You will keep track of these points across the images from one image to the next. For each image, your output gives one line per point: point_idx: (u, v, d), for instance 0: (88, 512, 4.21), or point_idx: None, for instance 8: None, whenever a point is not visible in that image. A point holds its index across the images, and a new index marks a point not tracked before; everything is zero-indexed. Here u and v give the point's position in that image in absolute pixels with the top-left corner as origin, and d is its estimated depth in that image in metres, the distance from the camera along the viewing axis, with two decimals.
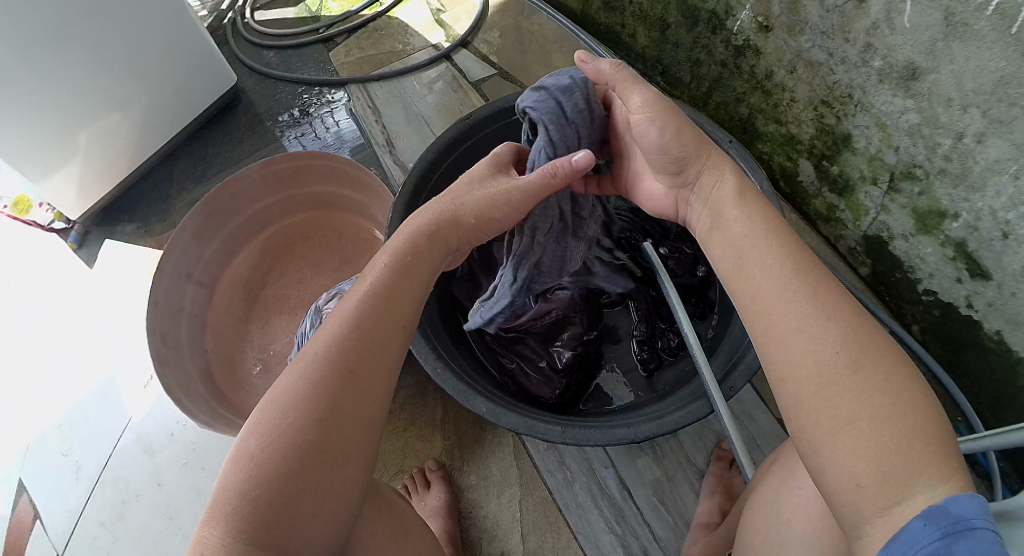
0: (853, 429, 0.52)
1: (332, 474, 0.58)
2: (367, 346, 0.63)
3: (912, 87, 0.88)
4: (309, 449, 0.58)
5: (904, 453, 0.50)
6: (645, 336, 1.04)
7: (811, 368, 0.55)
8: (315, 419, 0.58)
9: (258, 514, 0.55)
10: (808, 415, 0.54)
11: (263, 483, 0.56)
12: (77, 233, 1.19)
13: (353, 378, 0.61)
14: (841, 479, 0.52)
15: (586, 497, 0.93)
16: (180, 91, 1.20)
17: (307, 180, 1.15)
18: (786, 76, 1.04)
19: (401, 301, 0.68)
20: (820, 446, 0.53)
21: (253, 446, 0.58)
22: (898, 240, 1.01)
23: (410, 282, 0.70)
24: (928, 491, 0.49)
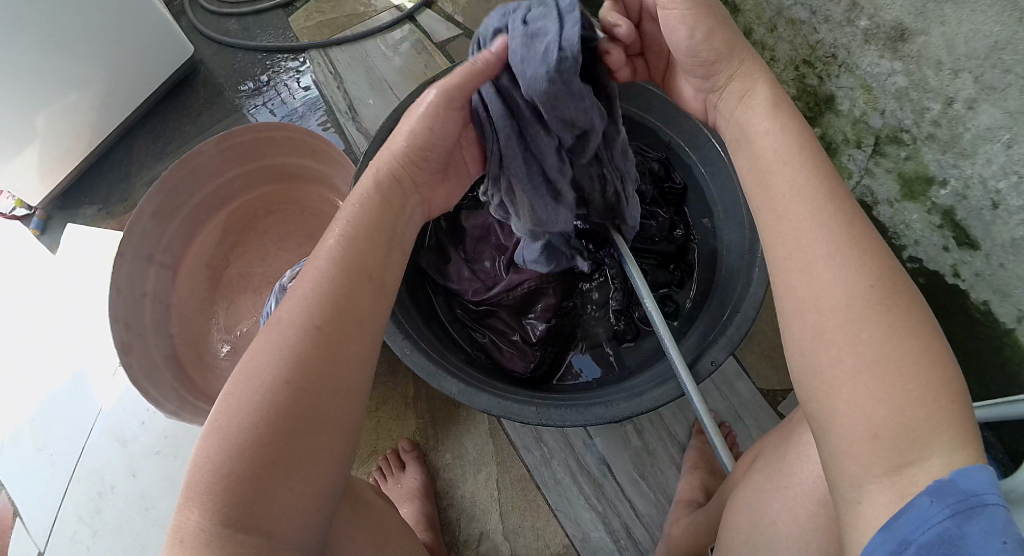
0: (881, 368, 0.45)
1: (315, 445, 0.49)
2: (342, 299, 0.54)
3: (900, 49, 0.82)
4: (289, 416, 0.48)
5: (929, 405, 0.44)
6: (621, 306, 1.00)
7: (838, 299, 0.48)
8: (290, 383, 0.49)
9: (232, 498, 0.46)
10: (830, 348, 0.48)
11: (235, 459, 0.47)
12: (39, 219, 1.15)
13: (329, 335, 0.52)
14: (856, 428, 0.46)
15: (565, 474, 0.93)
16: (140, 65, 1.14)
17: (268, 152, 1.10)
18: (766, 34, 0.98)
19: (375, 250, 0.59)
20: (835, 386, 0.47)
21: (224, 417, 0.49)
22: (882, 206, 0.96)
23: (383, 229, 0.61)
24: (945, 455, 0.44)
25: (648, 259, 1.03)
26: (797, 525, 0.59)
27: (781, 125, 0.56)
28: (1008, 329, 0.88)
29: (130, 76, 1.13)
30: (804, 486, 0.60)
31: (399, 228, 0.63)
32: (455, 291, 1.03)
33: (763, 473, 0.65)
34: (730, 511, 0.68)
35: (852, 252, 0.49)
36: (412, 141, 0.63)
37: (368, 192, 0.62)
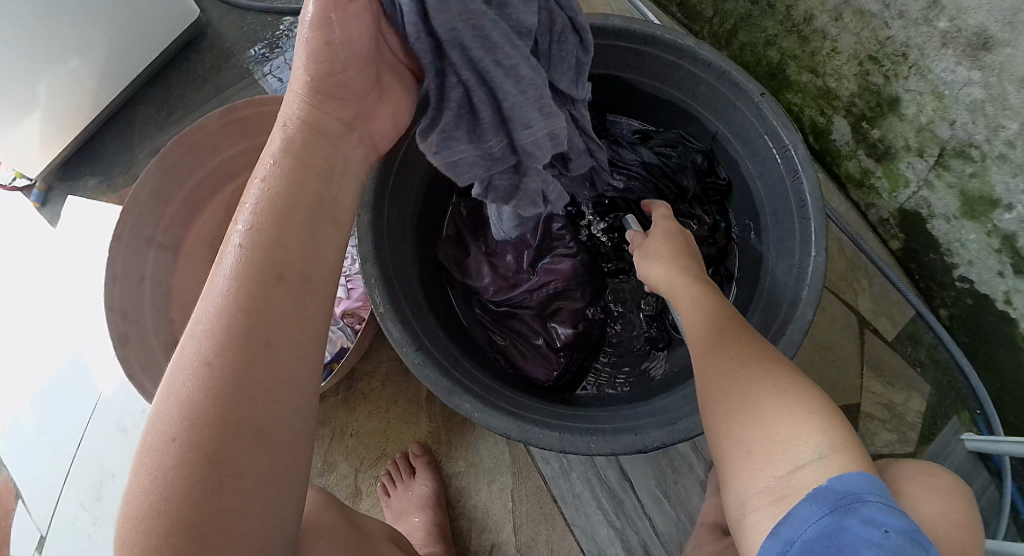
0: (738, 401, 0.54)
1: (231, 506, 0.43)
2: (247, 321, 0.46)
3: (981, 58, 0.74)
4: (193, 480, 0.43)
5: (787, 416, 0.51)
6: (653, 312, 0.99)
7: (712, 360, 0.58)
8: (191, 440, 0.43)
9: (165, 529, 0.42)
10: (711, 395, 0.56)
11: (165, 485, 0.43)
12: (39, 191, 1.09)
13: (233, 370, 0.45)
14: (733, 447, 0.53)
15: (584, 488, 0.91)
16: (144, 29, 1.06)
17: (273, 127, 1.03)
18: (829, 23, 0.89)
19: (293, 246, 0.49)
20: (715, 421, 0.55)
21: (134, 486, 0.44)
22: (938, 220, 0.91)
23: (302, 213, 0.51)
24: (816, 458, 0.49)
25: None
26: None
27: None
28: None
29: (132, 41, 1.05)
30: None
31: (325, 210, 0.53)
32: (475, 289, 1.00)
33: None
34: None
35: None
36: (313, 76, 0.53)
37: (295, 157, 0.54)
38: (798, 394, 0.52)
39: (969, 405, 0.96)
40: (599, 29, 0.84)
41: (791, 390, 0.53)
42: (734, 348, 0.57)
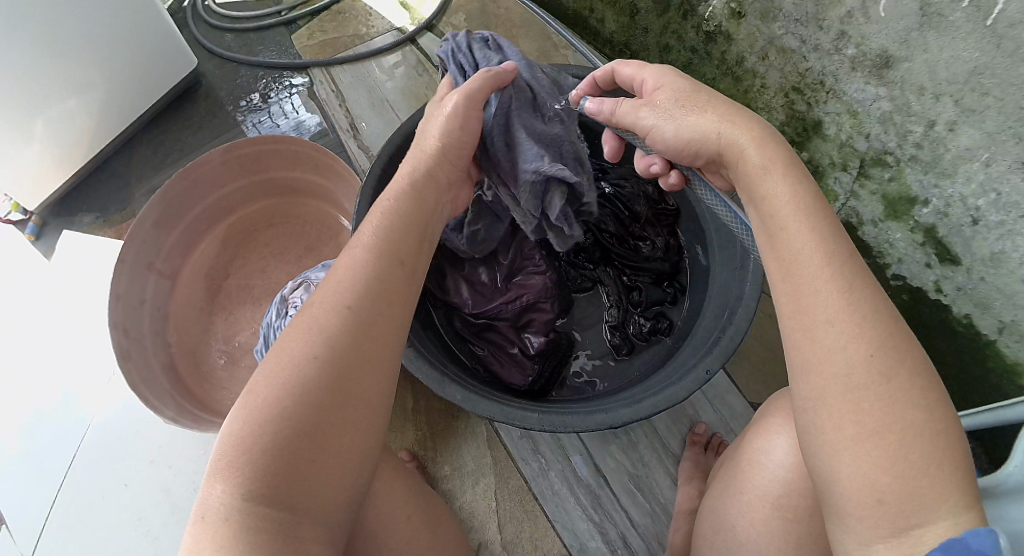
0: (881, 438, 0.47)
1: (339, 425, 0.53)
2: (370, 288, 0.59)
3: (885, 76, 0.87)
4: (301, 414, 0.52)
5: (932, 469, 0.46)
6: (616, 322, 1.03)
7: (839, 367, 0.50)
8: (320, 364, 0.54)
9: (268, 458, 0.50)
10: (832, 413, 0.50)
11: (272, 423, 0.51)
12: (34, 224, 1.16)
13: (359, 319, 0.57)
14: (861, 492, 0.47)
15: (562, 484, 0.95)
16: (143, 75, 1.16)
17: (273, 165, 1.11)
18: (757, 63, 1.02)
19: (403, 255, 0.64)
20: (839, 449, 0.49)
21: (258, 395, 0.53)
22: (867, 225, 1.00)
23: (408, 235, 0.66)
24: (953, 517, 0.45)
25: (643, 277, 1.06)
26: (761, 529, 0.63)
27: (775, 146, 0.60)
28: (990, 340, 0.92)
29: (131, 85, 1.15)
30: (758, 490, 0.64)
31: (427, 231, 0.70)
32: (454, 304, 1.03)
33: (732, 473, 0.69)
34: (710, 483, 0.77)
35: (847, 277, 0.52)
36: (444, 146, 0.76)
37: (398, 197, 0.70)
38: (945, 433, 0.47)
39: None
40: (558, 77, 0.98)
41: (937, 428, 0.47)
42: (867, 357, 0.49)
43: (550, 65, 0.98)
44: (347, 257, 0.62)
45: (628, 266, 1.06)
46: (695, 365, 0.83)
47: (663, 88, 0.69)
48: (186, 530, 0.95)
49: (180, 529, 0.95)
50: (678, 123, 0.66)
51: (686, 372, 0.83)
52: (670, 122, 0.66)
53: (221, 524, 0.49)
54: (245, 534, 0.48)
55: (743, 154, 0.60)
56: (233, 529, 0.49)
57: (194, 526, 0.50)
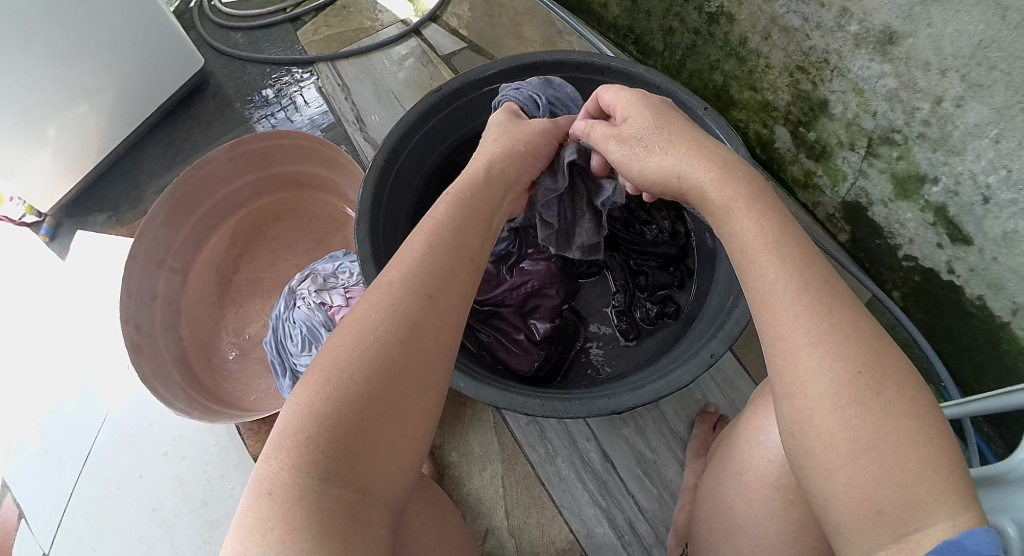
0: (875, 453, 0.47)
1: (406, 410, 0.53)
2: (440, 278, 0.60)
3: (889, 52, 0.85)
4: (368, 394, 0.52)
5: (931, 477, 0.45)
6: (623, 306, 1.02)
7: (825, 386, 0.49)
8: (395, 347, 0.55)
9: (335, 434, 0.51)
10: (823, 433, 0.49)
11: (341, 399, 0.52)
12: (47, 226, 1.19)
13: (432, 306, 0.58)
14: (860, 507, 0.47)
15: (570, 472, 0.95)
16: (151, 77, 1.18)
17: (276, 160, 1.13)
18: (760, 43, 1.00)
19: (470, 245, 0.65)
20: (833, 468, 0.48)
21: (326, 372, 0.53)
22: (877, 206, 0.99)
23: (474, 226, 0.68)
24: (951, 519, 0.45)
25: (649, 261, 1.04)
26: (761, 507, 0.64)
27: None
28: (1002, 322, 0.89)
29: (138, 88, 1.18)
30: (758, 470, 0.65)
31: (495, 217, 0.72)
32: None
33: (735, 464, 0.69)
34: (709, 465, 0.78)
35: None
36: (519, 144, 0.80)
37: (470, 187, 0.72)
38: (938, 440, 0.47)
39: (933, 379, 1.01)
40: (565, 64, 0.98)
41: (928, 435, 0.47)
42: (853, 374, 0.49)
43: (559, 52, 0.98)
44: (416, 244, 0.63)
45: (634, 251, 1.04)
46: (702, 346, 0.82)
47: (630, 120, 0.72)
48: (199, 521, 0.98)
49: (192, 521, 0.99)
50: (641, 164, 0.69)
51: (691, 356, 0.82)
52: (635, 162, 0.70)
53: (284, 501, 0.48)
54: (310, 511, 0.48)
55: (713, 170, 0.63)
56: (299, 506, 0.48)
57: (252, 501, 0.49)
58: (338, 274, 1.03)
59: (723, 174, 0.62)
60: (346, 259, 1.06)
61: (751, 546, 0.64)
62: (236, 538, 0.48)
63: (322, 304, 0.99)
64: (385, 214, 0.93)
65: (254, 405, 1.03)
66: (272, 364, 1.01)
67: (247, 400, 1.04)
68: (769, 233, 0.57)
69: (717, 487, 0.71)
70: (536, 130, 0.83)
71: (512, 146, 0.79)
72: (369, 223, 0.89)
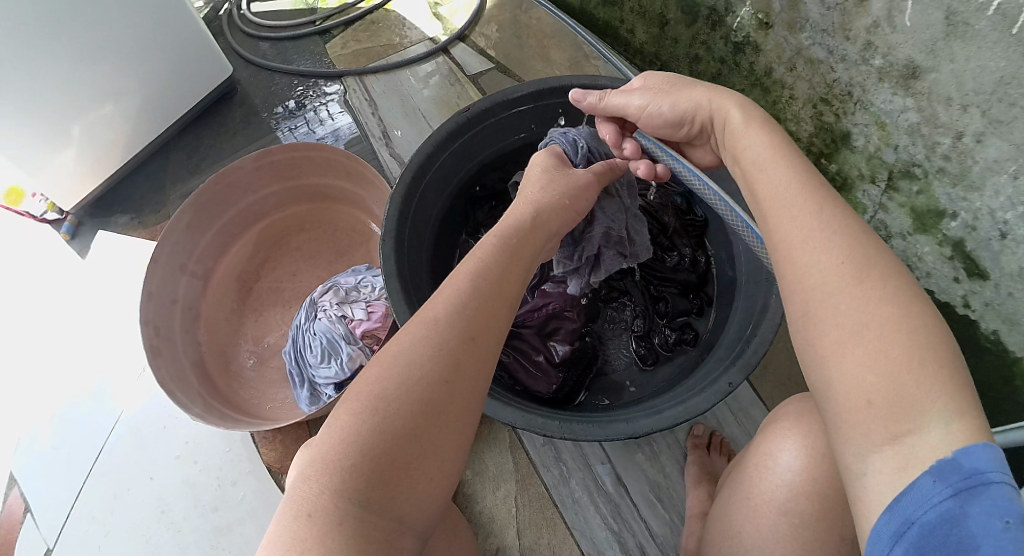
0: (864, 335, 0.48)
1: (444, 443, 0.54)
2: (485, 313, 0.61)
3: (912, 86, 0.87)
4: (407, 427, 0.53)
5: (917, 370, 0.46)
6: (642, 331, 1.02)
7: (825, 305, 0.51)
8: (440, 381, 0.55)
9: (374, 465, 0.51)
10: (816, 325, 0.51)
11: (381, 429, 0.52)
12: (69, 223, 1.20)
13: (476, 341, 0.58)
14: (850, 396, 0.48)
15: (583, 494, 0.95)
16: (182, 81, 1.20)
17: (305, 172, 1.14)
18: (785, 73, 1.02)
19: (511, 285, 0.66)
20: (823, 357, 0.50)
21: (368, 401, 0.53)
22: (895, 239, 1.00)
23: (514, 263, 0.68)
24: (943, 423, 0.45)
25: (669, 287, 1.05)
26: (771, 531, 0.63)
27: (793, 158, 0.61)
28: (1017, 358, 0.90)
29: (168, 92, 1.20)
30: (766, 495, 0.65)
31: (534, 259, 0.72)
32: None
33: (742, 490, 0.68)
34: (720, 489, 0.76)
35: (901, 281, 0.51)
36: (562, 189, 0.81)
37: (512, 228, 0.73)
38: (922, 330, 0.47)
39: None
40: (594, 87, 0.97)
41: (910, 323, 0.48)
42: (876, 376, 0.48)
43: (589, 75, 0.98)
44: (461, 278, 0.64)
45: (654, 277, 1.05)
46: (720, 376, 0.81)
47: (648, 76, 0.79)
48: (209, 526, 0.98)
49: (201, 525, 0.98)
50: (670, 95, 0.75)
51: (709, 384, 0.81)
52: (664, 98, 0.75)
53: (322, 525, 0.48)
54: (346, 538, 0.48)
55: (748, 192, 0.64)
56: (336, 531, 0.48)
57: (288, 521, 0.49)
58: (361, 288, 1.04)
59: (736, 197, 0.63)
60: (369, 272, 1.06)
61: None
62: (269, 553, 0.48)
63: (344, 317, 0.99)
64: (410, 229, 0.94)
65: (271, 413, 1.03)
66: (290, 374, 1.01)
67: (263, 408, 1.04)
68: (779, 238, 0.57)
69: (727, 509, 0.70)
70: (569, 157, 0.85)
71: (560, 187, 0.81)
72: (394, 235, 0.90)
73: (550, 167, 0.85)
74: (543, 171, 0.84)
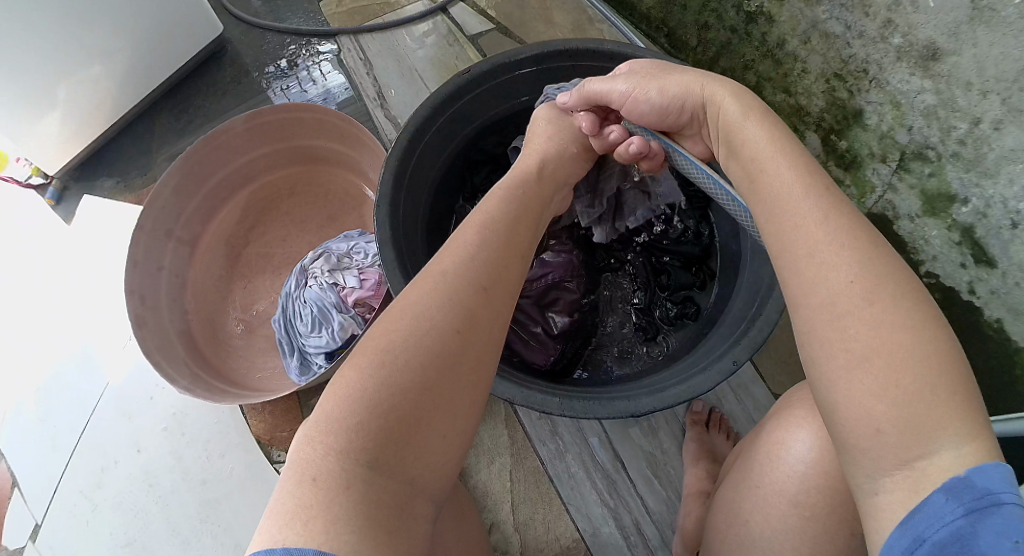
0: (869, 363, 0.46)
1: (458, 400, 0.52)
2: (497, 266, 0.59)
3: (931, 68, 0.84)
4: (420, 382, 0.51)
5: (928, 396, 0.44)
6: (642, 305, 1.01)
7: (824, 294, 0.49)
8: (452, 330, 0.53)
9: (385, 421, 0.49)
10: (824, 343, 0.48)
11: (392, 385, 0.50)
12: (54, 189, 1.16)
13: (489, 297, 0.57)
14: (859, 424, 0.46)
15: (579, 468, 0.95)
16: (170, 41, 1.15)
17: (297, 132, 1.09)
18: (799, 46, 0.98)
19: (521, 237, 0.64)
20: (834, 380, 0.47)
21: (378, 357, 0.51)
22: (902, 221, 0.96)
23: (521, 218, 0.67)
24: (955, 448, 0.43)
25: (672, 260, 1.02)
26: (779, 520, 0.63)
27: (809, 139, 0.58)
28: (1019, 347, 0.89)
29: (155, 52, 1.14)
30: (776, 484, 0.64)
31: (541, 215, 0.72)
32: None
33: (752, 477, 0.67)
34: (724, 477, 0.76)
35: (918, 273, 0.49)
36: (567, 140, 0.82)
37: (519, 182, 0.72)
38: (935, 357, 0.45)
39: None
40: (600, 52, 0.93)
41: (926, 353, 0.45)
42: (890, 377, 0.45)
43: (595, 39, 0.93)
44: (469, 232, 0.62)
45: (657, 249, 1.03)
46: (736, 339, 0.80)
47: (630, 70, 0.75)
48: (199, 499, 0.97)
49: (191, 499, 0.97)
50: (658, 81, 0.72)
51: (713, 362, 0.79)
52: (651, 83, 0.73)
53: (330, 489, 0.46)
54: (355, 504, 0.45)
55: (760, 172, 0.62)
56: (345, 495, 0.45)
57: (292, 486, 0.46)
58: (353, 255, 1.00)
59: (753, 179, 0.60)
60: (361, 238, 1.03)
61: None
62: (268, 523, 0.45)
63: (335, 285, 0.96)
64: (405, 197, 0.90)
65: (259, 383, 1.01)
66: (279, 343, 0.99)
67: (254, 378, 1.02)
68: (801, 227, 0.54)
69: (734, 495, 0.69)
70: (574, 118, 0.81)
71: (566, 137, 0.82)
72: (389, 204, 0.86)
73: (556, 126, 0.82)
74: (549, 121, 0.83)
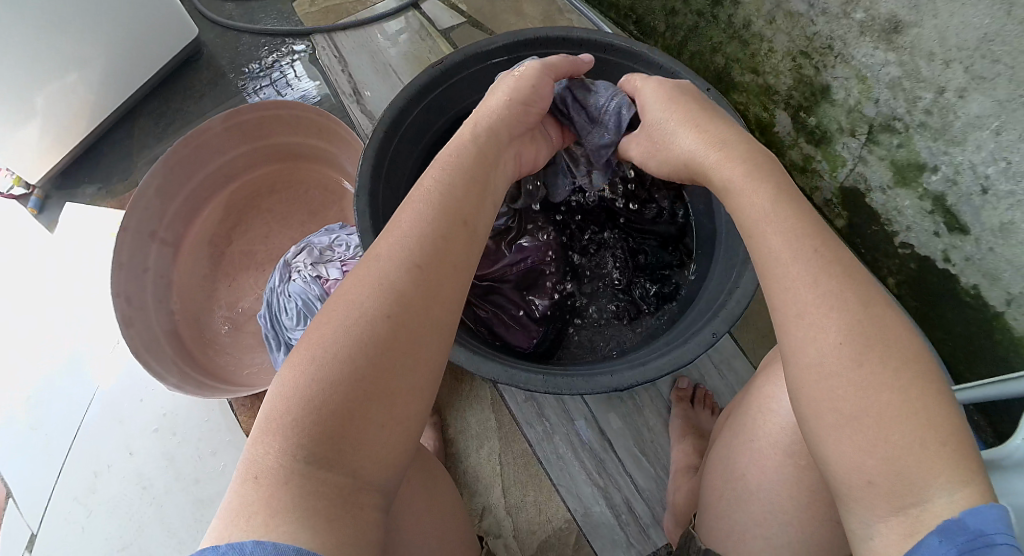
0: (859, 424, 0.46)
1: (400, 388, 0.50)
2: (433, 247, 0.57)
3: (894, 40, 0.85)
4: (353, 375, 0.49)
5: (919, 452, 0.44)
6: (622, 289, 1.02)
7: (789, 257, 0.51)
8: (382, 316, 0.51)
9: (321, 416, 0.48)
10: (810, 401, 0.48)
11: (326, 380, 0.49)
12: (36, 198, 1.16)
13: (425, 276, 0.55)
14: (851, 475, 0.46)
15: (567, 449, 0.96)
16: (145, 47, 1.15)
17: (274, 130, 1.10)
18: (764, 26, 0.99)
19: (467, 207, 0.61)
20: (823, 436, 0.47)
21: (312, 353, 0.50)
22: (875, 192, 0.99)
23: (468, 188, 0.63)
24: (948, 494, 0.43)
25: (648, 240, 1.03)
26: (775, 474, 0.64)
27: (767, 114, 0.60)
28: (997, 312, 0.90)
29: (133, 57, 1.15)
30: (769, 438, 0.66)
31: (491, 182, 0.67)
32: None
33: (745, 431, 0.69)
34: (712, 447, 0.78)
35: None
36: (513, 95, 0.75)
37: (460, 149, 0.68)
38: (924, 413, 0.45)
39: None
40: (568, 38, 0.94)
41: (913, 409, 0.45)
42: (838, 344, 0.47)
43: (562, 28, 0.95)
44: (410, 209, 0.59)
45: (634, 229, 1.04)
46: (713, 315, 0.81)
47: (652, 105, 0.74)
48: (192, 498, 0.98)
49: (184, 498, 0.98)
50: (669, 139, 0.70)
51: (691, 336, 0.80)
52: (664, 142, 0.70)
53: (271, 485, 0.46)
54: (296, 498, 0.45)
55: (723, 144, 0.63)
56: (284, 491, 0.46)
57: (238, 485, 0.47)
58: (335, 248, 1.01)
59: (723, 159, 0.62)
60: (342, 231, 1.04)
61: (765, 513, 0.64)
62: (219, 520, 0.45)
63: (318, 277, 0.97)
64: (384, 188, 0.91)
65: (248, 379, 1.02)
66: (266, 338, 1.00)
67: (241, 374, 1.03)
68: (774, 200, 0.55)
69: (719, 467, 0.71)
70: (525, 74, 0.77)
71: (510, 87, 0.75)
72: (368, 196, 0.87)
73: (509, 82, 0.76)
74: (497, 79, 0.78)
